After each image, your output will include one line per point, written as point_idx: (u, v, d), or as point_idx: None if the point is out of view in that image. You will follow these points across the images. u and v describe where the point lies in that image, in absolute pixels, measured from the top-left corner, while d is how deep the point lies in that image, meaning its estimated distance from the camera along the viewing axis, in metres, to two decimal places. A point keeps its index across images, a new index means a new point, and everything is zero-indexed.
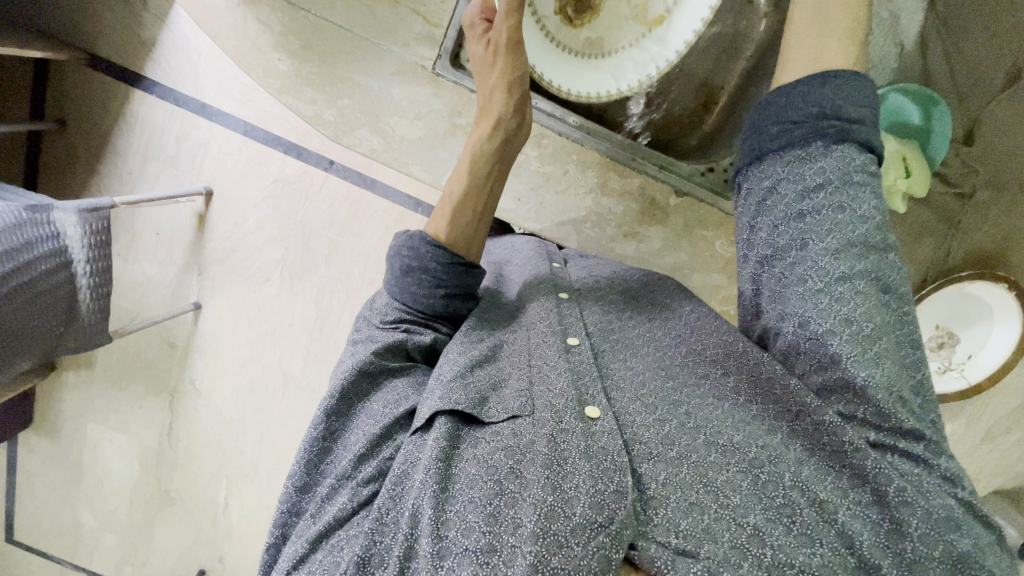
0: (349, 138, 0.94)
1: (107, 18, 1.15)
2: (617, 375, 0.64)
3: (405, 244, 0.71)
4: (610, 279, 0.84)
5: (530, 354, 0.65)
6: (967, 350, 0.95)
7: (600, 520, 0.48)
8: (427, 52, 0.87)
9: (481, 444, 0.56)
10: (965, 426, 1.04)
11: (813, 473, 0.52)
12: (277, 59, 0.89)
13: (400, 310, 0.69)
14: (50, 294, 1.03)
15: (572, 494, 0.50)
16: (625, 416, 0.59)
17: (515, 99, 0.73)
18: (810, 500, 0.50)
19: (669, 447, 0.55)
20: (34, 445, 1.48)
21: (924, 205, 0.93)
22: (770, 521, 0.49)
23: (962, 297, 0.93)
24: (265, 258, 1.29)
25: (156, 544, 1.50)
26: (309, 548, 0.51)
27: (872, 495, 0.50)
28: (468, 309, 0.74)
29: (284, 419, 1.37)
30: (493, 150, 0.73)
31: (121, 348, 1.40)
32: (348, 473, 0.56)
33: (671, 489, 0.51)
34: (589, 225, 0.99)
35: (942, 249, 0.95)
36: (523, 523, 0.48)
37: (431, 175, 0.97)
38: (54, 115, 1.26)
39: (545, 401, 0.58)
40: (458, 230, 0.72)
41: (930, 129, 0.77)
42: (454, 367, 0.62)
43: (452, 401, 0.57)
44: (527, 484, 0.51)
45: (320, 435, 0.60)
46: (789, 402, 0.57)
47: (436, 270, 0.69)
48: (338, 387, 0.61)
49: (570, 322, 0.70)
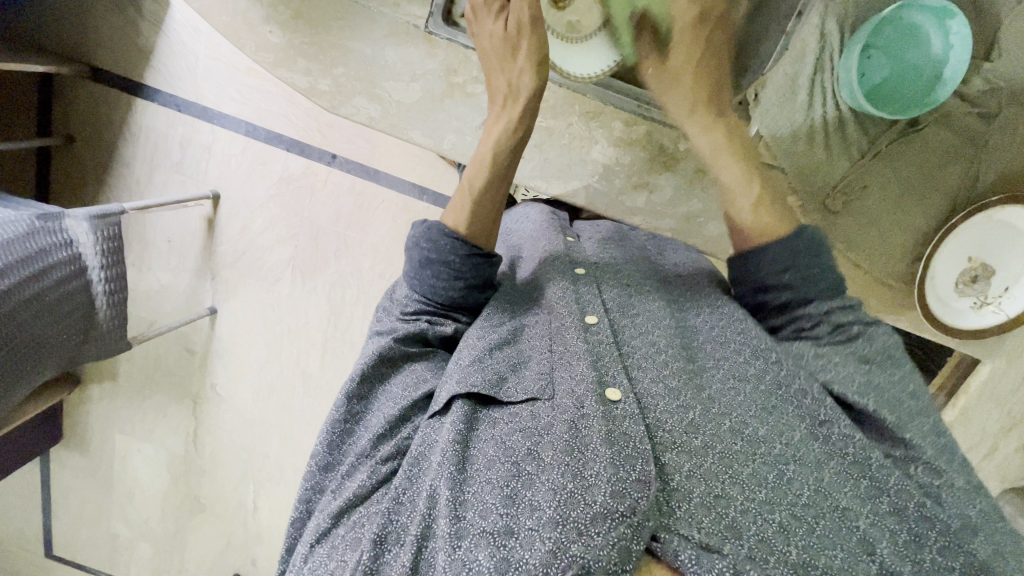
0: (345, 108, 0.89)
1: (105, 27, 1.18)
2: (639, 354, 0.62)
3: (423, 235, 0.66)
4: (628, 258, 0.78)
5: (551, 338, 0.62)
6: (1004, 282, 0.86)
7: (621, 510, 0.46)
8: (418, 11, 0.85)
9: (499, 424, 0.55)
10: (1005, 365, 1.01)
11: (834, 478, 0.53)
12: (268, 32, 0.86)
13: (420, 300, 0.67)
14: (65, 302, 1.02)
15: (593, 481, 0.48)
16: (648, 399, 0.57)
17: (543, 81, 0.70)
18: (833, 506, 0.51)
19: (693, 435, 0.54)
20: (66, 461, 1.50)
21: (946, 128, 0.83)
22: (796, 518, 0.49)
23: (993, 226, 0.84)
24: (276, 258, 1.29)
25: (190, 551, 1.51)
26: (331, 522, 0.53)
27: (889, 506, 0.52)
28: (487, 299, 0.69)
29: (307, 418, 1.37)
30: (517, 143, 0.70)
31: (143, 356, 1.42)
32: (367, 452, 0.56)
33: (695, 482, 0.50)
34: (596, 176, 0.93)
35: (971, 173, 0.85)
36: (540, 508, 0.47)
37: (430, 140, 0.91)
38: (60, 132, 1.27)
39: (566, 387, 0.56)
40: (475, 219, 0.66)
41: (933, 91, 0.78)
42: (472, 352, 0.60)
43: (469, 384, 0.56)
44: (544, 467, 0.50)
45: (341, 417, 0.60)
46: (812, 411, 0.56)
47: (455, 261, 0.64)
48: (359, 370, 0.61)
49: (588, 301, 0.67)
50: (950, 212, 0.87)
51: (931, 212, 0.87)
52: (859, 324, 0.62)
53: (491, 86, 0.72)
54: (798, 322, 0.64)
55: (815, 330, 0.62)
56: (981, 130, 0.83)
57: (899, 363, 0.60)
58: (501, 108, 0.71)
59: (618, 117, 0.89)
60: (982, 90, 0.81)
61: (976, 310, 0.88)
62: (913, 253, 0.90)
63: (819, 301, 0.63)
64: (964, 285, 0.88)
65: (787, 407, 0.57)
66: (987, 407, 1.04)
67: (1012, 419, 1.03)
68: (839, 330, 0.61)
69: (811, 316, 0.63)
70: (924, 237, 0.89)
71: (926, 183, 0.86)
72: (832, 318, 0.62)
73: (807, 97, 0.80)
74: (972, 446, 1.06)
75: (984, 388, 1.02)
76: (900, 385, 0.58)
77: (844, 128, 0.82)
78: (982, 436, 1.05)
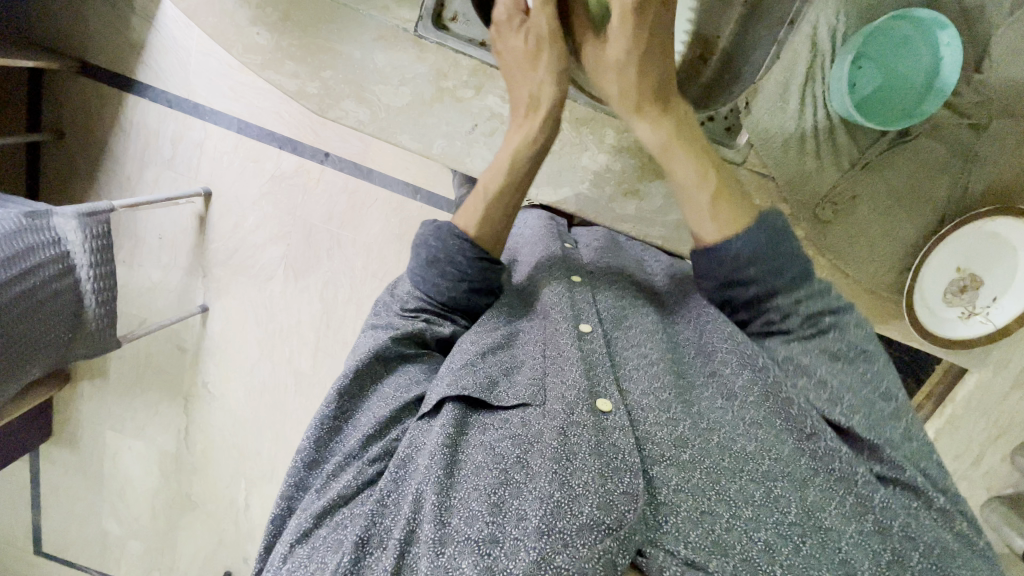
0: (334, 111, 0.89)
1: (95, 22, 1.17)
2: (630, 364, 0.62)
3: (433, 233, 0.66)
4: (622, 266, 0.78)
5: (544, 345, 0.62)
6: (992, 292, 0.86)
7: (608, 522, 0.46)
8: (408, 14, 0.85)
9: (489, 431, 0.54)
10: (992, 376, 1.01)
11: (819, 497, 0.52)
12: (257, 33, 0.85)
13: (421, 298, 0.66)
14: (51, 302, 1.01)
15: (580, 491, 0.48)
16: (638, 412, 0.57)
17: (562, 92, 0.70)
18: (817, 526, 0.51)
19: (682, 449, 0.54)
20: (56, 457, 1.49)
21: (934, 139, 0.83)
22: (780, 537, 0.49)
23: (983, 236, 0.85)
24: (268, 256, 1.28)
25: (181, 549, 1.50)
26: (314, 522, 0.51)
27: (874, 525, 0.51)
28: (489, 303, 0.69)
29: (298, 417, 1.36)
30: (533, 154, 0.69)
31: (133, 354, 1.41)
32: (356, 452, 0.56)
33: (683, 496, 0.51)
34: (587, 183, 0.93)
35: (959, 187, 0.85)
36: (527, 518, 0.47)
37: (419, 144, 0.90)
38: (50, 127, 1.26)
39: (557, 394, 0.56)
40: (489, 226, 0.66)
41: (922, 105, 0.79)
42: (463, 356, 0.59)
43: (461, 386, 0.55)
44: (532, 475, 0.50)
45: (331, 414, 0.59)
46: (804, 421, 0.56)
47: (462, 263, 0.65)
48: (352, 368, 0.60)
49: (582, 308, 0.66)
50: (937, 223, 0.87)
51: (920, 222, 0.87)
52: (831, 315, 0.61)
53: (513, 96, 0.73)
54: (768, 317, 0.63)
55: (785, 322, 0.61)
56: (971, 141, 0.83)
57: (871, 359, 0.59)
58: (523, 118, 0.70)
59: (609, 124, 0.89)
60: (973, 100, 0.81)
61: (963, 319, 0.88)
62: (902, 261, 0.89)
63: (788, 292, 0.61)
64: (953, 295, 0.88)
65: (777, 421, 0.57)
66: (974, 416, 1.04)
67: (999, 429, 1.04)
68: (809, 322, 0.60)
69: (779, 308, 0.61)
70: (913, 246, 0.88)
71: (917, 194, 0.86)
72: (802, 309, 0.60)
73: (796, 106, 0.81)
74: (960, 453, 1.06)
75: (971, 398, 1.03)
76: (870, 381, 0.58)
77: (833, 138, 0.82)
78: (969, 446, 1.06)
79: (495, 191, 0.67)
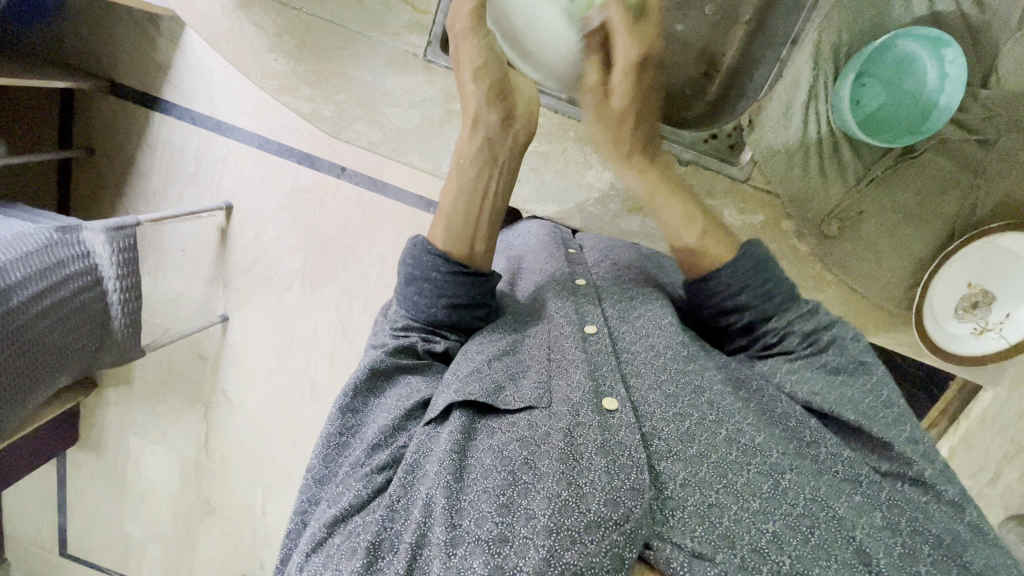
0: (347, 132, 0.97)
1: (123, 43, 1.22)
2: (637, 360, 0.62)
3: (410, 252, 0.67)
4: (629, 266, 0.79)
5: (549, 348, 0.63)
6: (1005, 308, 0.87)
7: (615, 518, 0.47)
8: (418, 39, 0.91)
9: (497, 434, 0.55)
10: (1008, 393, 0.99)
11: (829, 490, 0.53)
12: (273, 59, 0.93)
13: (408, 317, 0.67)
14: (81, 313, 1.05)
15: (587, 489, 0.49)
16: (644, 408, 0.57)
17: (493, 93, 0.71)
18: (828, 515, 0.51)
19: (689, 444, 0.54)
20: (81, 461, 1.54)
21: (944, 154, 0.86)
22: (789, 528, 0.49)
23: (992, 252, 0.86)
24: (287, 268, 1.31)
25: (200, 553, 1.54)
26: (327, 532, 0.52)
27: (884, 520, 0.52)
28: (482, 316, 0.69)
29: (312, 426, 1.39)
30: (479, 151, 0.70)
31: (156, 362, 1.45)
32: (363, 461, 0.57)
33: (690, 490, 0.51)
34: (592, 200, 0.96)
35: (969, 202, 0.87)
36: (535, 516, 0.47)
37: (429, 163, 0.99)
38: (81, 144, 1.31)
39: (562, 395, 0.57)
40: (453, 236, 0.67)
41: (931, 116, 0.83)
42: (470, 364, 0.61)
43: (466, 393, 0.57)
44: (540, 476, 0.50)
45: (337, 430, 0.61)
46: (797, 429, 0.58)
47: (439, 278, 0.64)
48: (352, 386, 0.62)
49: (587, 312, 0.67)
50: (947, 239, 0.89)
51: (930, 239, 0.89)
52: (827, 331, 0.63)
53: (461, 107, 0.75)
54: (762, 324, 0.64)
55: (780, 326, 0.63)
56: (980, 157, 0.85)
57: (870, 371, 0.60)
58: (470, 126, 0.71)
59: None
60: (980, 116, 0.83)
61: (977, 335, 0.88)
62: (909, 278, 0.92)
63: (778, 314, 0.64)
64: (964, 310, 0.89)
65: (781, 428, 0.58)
66: (988, 433, 1.02)
67: (1015, 447, 1.01)
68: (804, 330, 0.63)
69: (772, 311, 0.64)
70: (922, 262, 0.91)
71: (924, 213, 0.88)
72: (797, 321, 0.63)
73: (801, 123, 0.86)
74: (975, 471, 1.04)
75: (985, 414, 1.01)
76: (871, 391, 0.59)
77: (838, 153, 0.87)
78: (984, 465, 1.04)
79: (449, 203, 0.68)
